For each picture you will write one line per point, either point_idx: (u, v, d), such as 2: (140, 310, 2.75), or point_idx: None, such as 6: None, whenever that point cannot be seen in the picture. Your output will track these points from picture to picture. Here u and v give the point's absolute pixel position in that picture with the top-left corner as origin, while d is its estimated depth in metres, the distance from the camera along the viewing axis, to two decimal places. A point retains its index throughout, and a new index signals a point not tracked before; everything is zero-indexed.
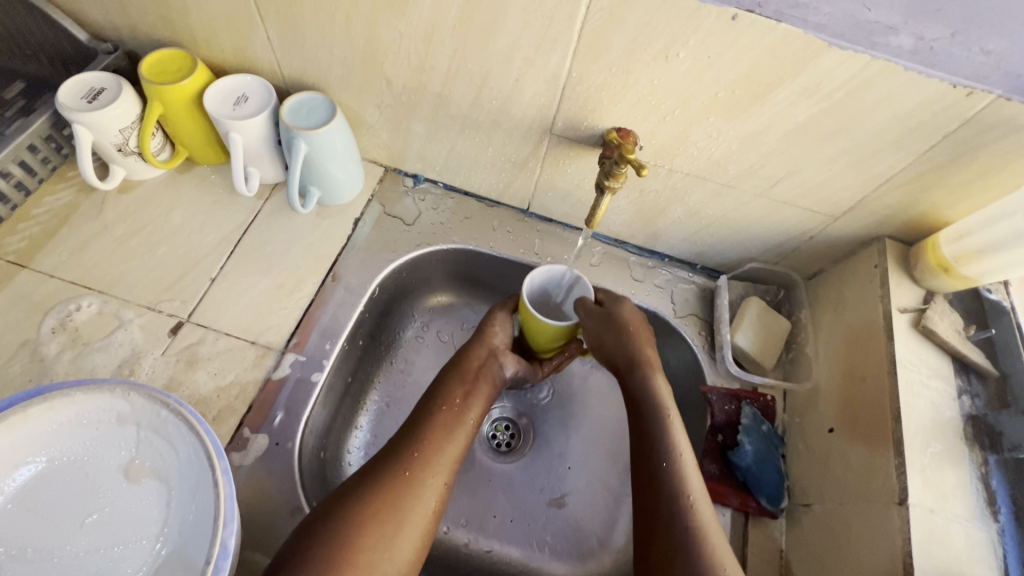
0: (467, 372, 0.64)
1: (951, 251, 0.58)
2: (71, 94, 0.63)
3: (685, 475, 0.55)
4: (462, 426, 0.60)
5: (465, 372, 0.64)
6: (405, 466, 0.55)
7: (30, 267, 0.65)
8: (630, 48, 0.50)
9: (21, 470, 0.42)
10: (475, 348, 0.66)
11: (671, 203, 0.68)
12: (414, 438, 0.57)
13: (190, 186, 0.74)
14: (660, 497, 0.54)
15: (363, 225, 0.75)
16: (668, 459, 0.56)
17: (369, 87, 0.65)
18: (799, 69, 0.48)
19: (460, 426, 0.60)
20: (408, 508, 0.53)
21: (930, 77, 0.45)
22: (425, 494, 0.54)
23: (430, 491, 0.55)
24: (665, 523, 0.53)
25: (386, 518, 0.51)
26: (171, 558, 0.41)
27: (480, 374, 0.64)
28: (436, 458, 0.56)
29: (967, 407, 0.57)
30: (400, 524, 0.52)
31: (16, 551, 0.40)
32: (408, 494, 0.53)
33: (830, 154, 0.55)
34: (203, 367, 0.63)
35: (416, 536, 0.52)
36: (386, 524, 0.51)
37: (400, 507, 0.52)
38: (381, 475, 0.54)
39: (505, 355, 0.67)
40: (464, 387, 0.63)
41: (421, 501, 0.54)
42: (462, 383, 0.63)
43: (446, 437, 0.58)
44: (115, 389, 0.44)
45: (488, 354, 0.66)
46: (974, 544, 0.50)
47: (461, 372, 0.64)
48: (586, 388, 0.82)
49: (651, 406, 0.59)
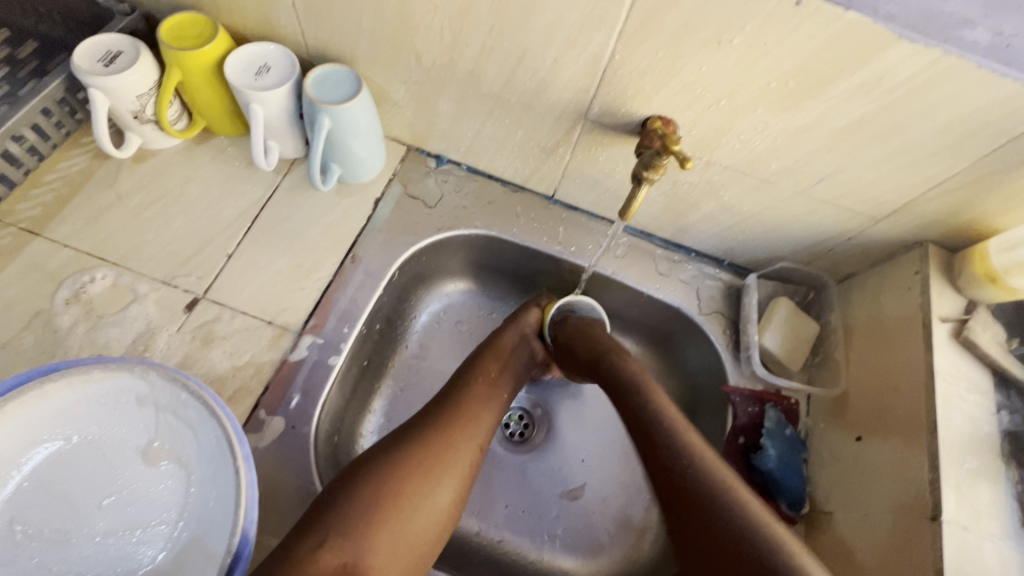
0: (501, 350, 0.65)
1: (1000, 262, 0.56)
2: (87, 57, 0.60)
3: (705, 461, 0.52)
4: (496, 399, 0.61)
5: (500, 348, 0.66)
6: (446, 425, 0.56)
7: (43, 235, 0.63)
8: (682, 31, 0.47)
9: (37, 449, 0.41)
10: (509, 330, 0.68)
11: (705, 197, 0.65)
12: (455, 401, 0.58)
13: (206, 157, 0.71)
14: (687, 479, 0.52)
15: (384, 206, 0.72)
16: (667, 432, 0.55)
17: (397, 62, 0.62)
18: (861, 62, 0.45)
19: (495, 398, 0.61)
20: (448, 465, 0.53)
21: (1003, 76, 0.42)
22: (463, 453, 0.55)
23: (469, 451, 0.55)
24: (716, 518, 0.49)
25: (427, 471, 0.52)
26: (189, 545, 0.40)
27: (512, 353, 0.66)
28: (474, 421, 0.57)
29: (1005, 423, 0.55)
30: (441, 479, 0.53)
31: (32, 531, 0.39)
32: (449, 451, 0.54)
33: (882, 154, 0.53)
34: (218, 345, 0.61)
35: (453, 492, 0.53)
36: (426, 477, 0.52)
37: (441, 461, 0.53)
38: (422, 430, 0.55)
39: (534, 341, 0.69)
40: (498, 363, 0.64)
41: (460, 457, 0.54)
42: (498, 358, 0.64)
43: (484, 405, 0.59)
44: (133, 368, 0.43)
45: (519, 339, 0.68)
46: (1007, 564, 0.49)
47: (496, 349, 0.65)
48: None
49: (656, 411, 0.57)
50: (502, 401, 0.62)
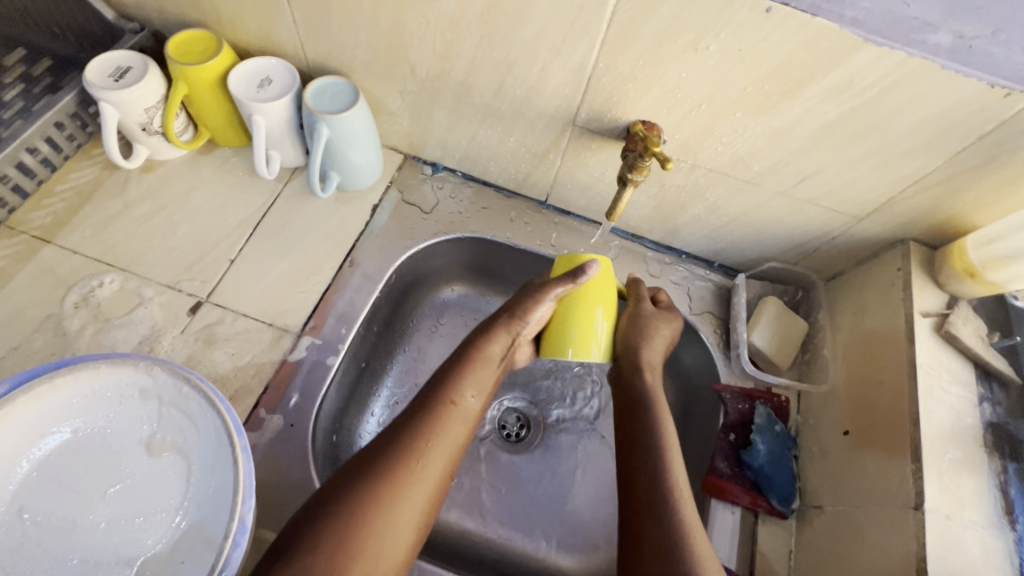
0: (486, 355, 0.58)
1: (978, 257, 0.57)
2: (98, 72, 0.63)
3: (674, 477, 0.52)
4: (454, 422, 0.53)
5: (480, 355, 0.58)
6: (415, 455, 0.50)
7: (54, 242, 0.66)
8: (661, 39, 0.50)
9: (46, 439, 0.43)
10: (502, 335, 0.59)
11: (691, 199, 0.67)
12: (426, 425, 0.52)
13: (211, 167, 0.74)
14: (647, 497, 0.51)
15: (381, 212, 0.75)
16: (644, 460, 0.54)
17: (392, 74, 0.64)
18: (831, 65, 0.47)
19: (467, 417, 0.55)
20: (404, 501, 0.48)
21: (967, 76, 0.44)
22: (415, 491, 0.49)
23: (433, 482, 0.51)
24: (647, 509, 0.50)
25: (390, 507, 0.48)
26: (189, 532, 0.42)
27: (496, 359, 0.59)
28: (439, 444, 0.52)
29: (987, 414, 0.56)
30: (402, 516, 0.48)
31: (40, 518, 0.41)
32: (408, 486, 0.49)
33: (859, 154, 0.54)
34: (220, 347, 0.63)
35: (415, 524, 0.49)
36: (388, 510, 0.48)
37: (400, 495, 0.48)
38: (389, 458, 0.50)
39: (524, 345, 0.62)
40: (477, 374, 0.57)
41: (421, 487, 0.50)
42: (484, 369, 0.57)
43: (456, 421, 0.54)
44: (138, 363, 0.45)
45: (507, 349, 0.60)
46: (990, 552, 0.50)
47: (475, 359, 0.58)
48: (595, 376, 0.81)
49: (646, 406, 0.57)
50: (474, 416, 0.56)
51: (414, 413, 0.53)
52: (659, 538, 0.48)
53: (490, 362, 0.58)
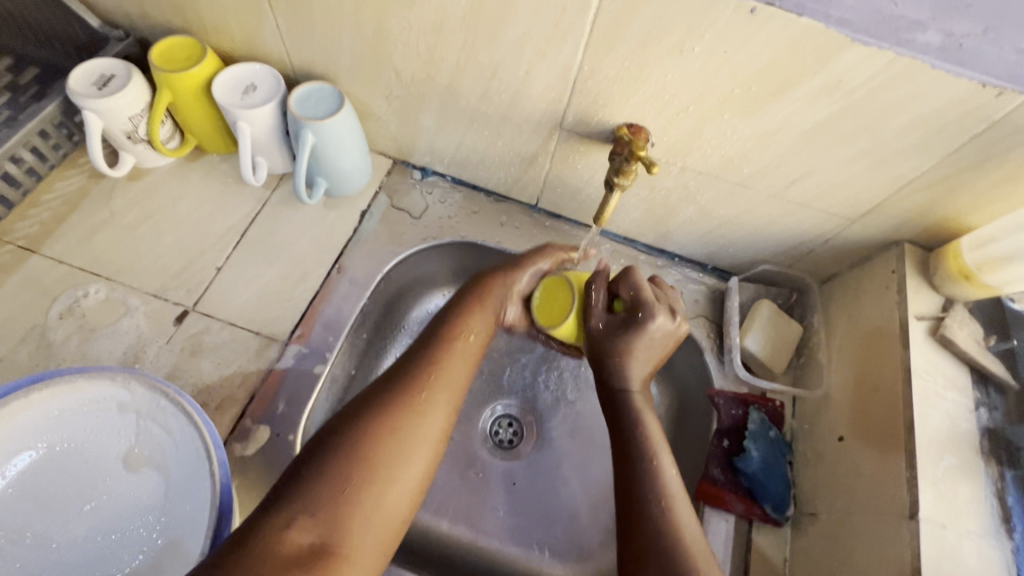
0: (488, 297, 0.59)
1: (973, 259, 0.56)
2: (81, 81, 0.63)
3: (644, 420, 0.53)
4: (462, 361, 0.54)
5: (486, 297, 0.58)
6: (414, 403, 0.49)
7: (40, 252, 0.66)
8: (645, 41, 0.49)
9: (21, 456, 0.42)
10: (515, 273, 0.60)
11: (682, 202, 0.66)
12: (425, 374, 0.51)
13: (198, 174, 0.74)
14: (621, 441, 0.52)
15: (370, 218, 0.74)
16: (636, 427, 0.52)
17: (378, 79, 0.64)
18: (818, 66, 0.46)
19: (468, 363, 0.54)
20: (416, 438, 0.47)
21: (958, 76, 0.43)
22: (426, 429, 0.48)
23: (434, 434, 0.49)
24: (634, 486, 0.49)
25: (391, 459, 0.46)
26: (166, 548, 0.41)
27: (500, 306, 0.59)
28: (443, 390, 0.51)
29: (984, 420, 0.55)
30: (403, 470, 0.46)
31: (15, 536, 0.41)
32: (418, 426, 0.48)
33: (850, 155, 0.53)
34: (206, 356, 0.63)
35: (415, 483, 0.47)
36: (388, 463, 0.45)
37: (408, 432, 0.47)
38: (388, 409, 0.48)
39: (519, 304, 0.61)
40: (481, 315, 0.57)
41: (423, 438, 0.48)
42: (486, 310, 0.58)
43: (456, 365, 0.53)
44: (115, 377, 0.44)
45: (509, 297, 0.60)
46: (987, 562, 0.49)
47: (479, 300, 0.58)
48: (582, 377, 0.80)
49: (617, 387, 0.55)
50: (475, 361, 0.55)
51: (423, 352, 0.53)
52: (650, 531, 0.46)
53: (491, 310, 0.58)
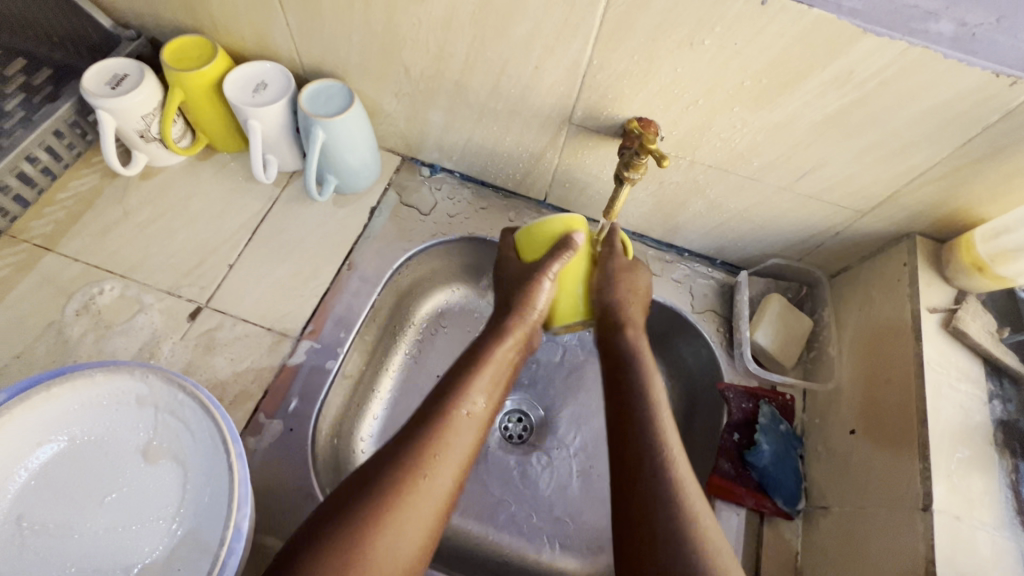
0: (492, 356, 0.57)
1: (986, 250, 0.56)
2: (95, 80, 0.64)
3: (662, 436, 0.51)
4: (472, 423, 0.52)
5: (487, 358, 0.56)
6: (419, 468, 0.48)
7: (56, 250, 0.67)
8: (655, 35, 0.49)
9: (43, 448, 0.43)
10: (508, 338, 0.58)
11: (692, 197, 0.66)
12: (431, 433, 0.50)
13: (209, 173, 0.74)
14: (636, 460, 0.50)
15: (379, 214, 0.75)
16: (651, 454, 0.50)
17: (387, 76, 0.64)
18: (830, 58, 0.46)
19: (477, 421, 0.53)
20: (420, 510, 0.46)
21: (970, 66, 0.43)
22: (430, 497, 0.47)
23: (440, 494, 0.48)
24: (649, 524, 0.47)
25: (391, 524, 0.45)
26: (185, 539, 0.42)
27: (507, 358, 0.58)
28: (448, 453, 0.50)
29: (997, 412, 0.55)
30: (405, 531, 0.45)
31: (38, 527, 0.41)
32: (423, 494, 0.47)
33: (861, 147, 0.53)
34: (220, 352, 0.63)
35: (421, 538, 0.46)
36: (390, 526, 0.45)
37: (414, 497, 0.46)
38: (392, 472, 0.47)
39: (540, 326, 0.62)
40: (486, 374, 0.55)
41: (428, 501, 0.47)
42: (491, 368, 0.56)
43: (464, 428, 0.52)
44: (134, 371, 0.45)
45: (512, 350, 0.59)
46: (1001, 554, 0.49)
47: (481, 362, 0.56)
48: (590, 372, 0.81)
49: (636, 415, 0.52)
50: (485, 419, 0.54)
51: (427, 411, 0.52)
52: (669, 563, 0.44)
53: (495, 365, 0.56)
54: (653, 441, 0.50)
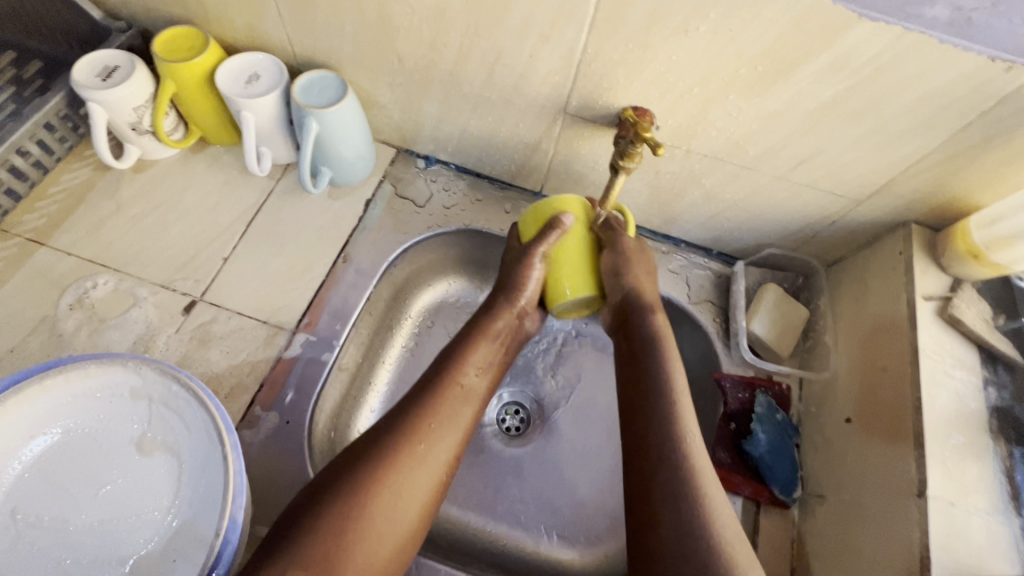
0: (492, 332, 0.61)
1: (982, 238, 0.56)
2: (85, 72, 0.63)
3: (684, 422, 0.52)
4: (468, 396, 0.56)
5: (485, 333, 0.61)
6: (419, 437, 0.51)
7: (48, 244, 0.66)
8: (649, 21, 0.48)
9: (37, 441, 0.43)
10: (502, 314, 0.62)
11: (687, 187, 0.66)
12: (431, 403, 0.54)
13: (203, 166, 0.74)
14: (655, 450, 0.51)
15: (375, 206, 0.74)
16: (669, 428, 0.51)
17: (381, 66, 0.64)
18: (825, 44, 0.45)
19: (473, 395, 0.57)
20: (418, 475, 0.50)
21: (966, 50, 0.43)
22: (428, 465, 0.51)
23: (438, 461, 0.52)
24: (655, 494, 0.49)
25: (394, 483, 0.49)
26: (181, 530, 0.42)
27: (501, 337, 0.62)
28: (449, 423, 0.54)
29: (992, 399, 0.55)
30: (405, 492, 0.49)
31: (33, 520, 0.41)
32: (422, 461, 0.51)
33: (857, 134, 0.53)
34: (215, 345, 0.63)
35: (419, 502, 0.50)
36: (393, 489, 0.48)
37: (411, 462, 0.50)
38: (394, 441, 0.50)
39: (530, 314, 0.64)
40: (482, 349, 0.60)
41: (425, 469, 0.51)
42: (486, 345, 0.60)
43: (461, 402, 0.56)
44: (127, 363, 0.45)
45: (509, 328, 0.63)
46: (996, 538, 0.49)
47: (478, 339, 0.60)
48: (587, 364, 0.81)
49: (655, 380, 0.55)
50: (480, 394, 0.58)
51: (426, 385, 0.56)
52: (673, 529, 0.46)
53: (493, 346, 0.61)
54: (674, 433, 0.51)
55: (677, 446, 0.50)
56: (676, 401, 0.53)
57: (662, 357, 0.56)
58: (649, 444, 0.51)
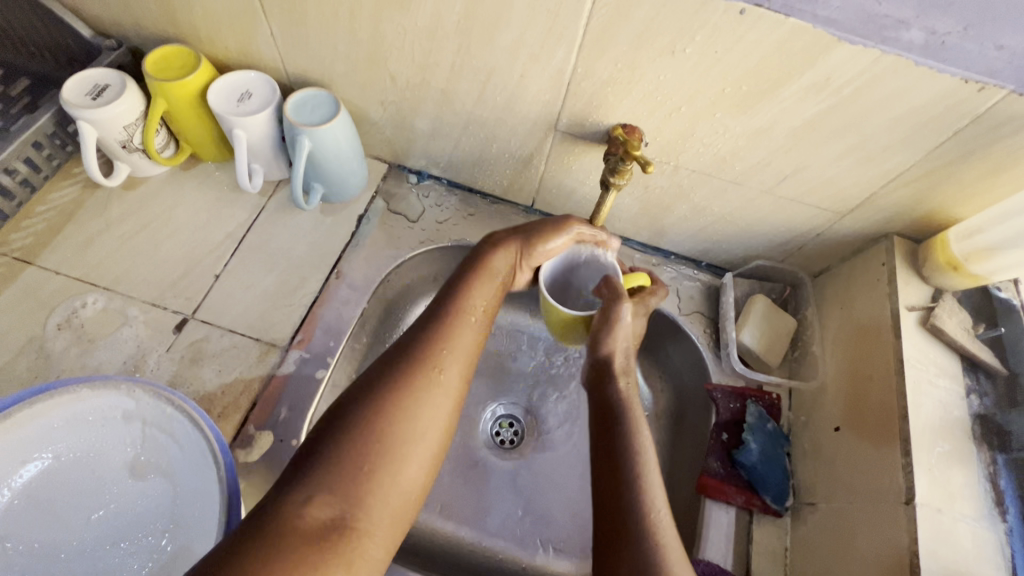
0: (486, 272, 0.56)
1: (960, 250, 0.58)
2: (76, 91, 0.63)
3: (649, 496, 0.48)
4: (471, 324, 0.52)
5: (485, 271, 0.56)
6: (431, 364, 0.48)
7: (36, 263, 0.65)
8: (637, 43, 0.50)
9: (27, 467, 0.43)
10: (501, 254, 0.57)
11: (676, 201, 0.68)
12: (434, 334, 0.50)
13: (194, 183, 0.74)
14: (622, 519, 0.47)
15: (367, 222, 0.75)
16: (630, 455, 0.50)
17: (373, 84, 0.64)
18: (808, 66, 0.47)
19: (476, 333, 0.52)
20: (431, 413, 0.45)
21: (940, 73, 0.44)
22: (437, 401, 0.46)
23: (451, 389, 0.48)
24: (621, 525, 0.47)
25: (406, 418, 0.44)
26: (176, 554, 0.41)
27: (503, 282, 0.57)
28: (455, 360, 0.49)
29: (975, 406, 0.57)
30: (421, 421, 0.45)
31: (23, 547, 0.41)
32: (428, 400, 0.46)
33: (839, 150, 0.55)
34: (207, 363, 0.63)
35: (438, 431, 0.46)
36: (406, 411, 0.44)
37: (422, 396, 0.46)
38: (395, 376, 0.46)
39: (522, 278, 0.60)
40: (484, 288, 0.55)
41: (442, 394, 0.47)
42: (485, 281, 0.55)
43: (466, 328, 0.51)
44: (120, 386, 0.45)
45: (511, 267, 0.58)
46: (982, 544, 0.50)
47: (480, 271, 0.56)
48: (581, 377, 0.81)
49: (620, 406, 0.54)
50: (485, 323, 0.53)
51: (428, 326, 0.50)
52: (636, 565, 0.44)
53: (489, 288, 0.55)
54: (638, 499, 0.47)
55: (641, 525, 0.46)
56: (635, 473, 0.49)
57: (631, 428, 0.52)
58: (617, 509, 0.47)
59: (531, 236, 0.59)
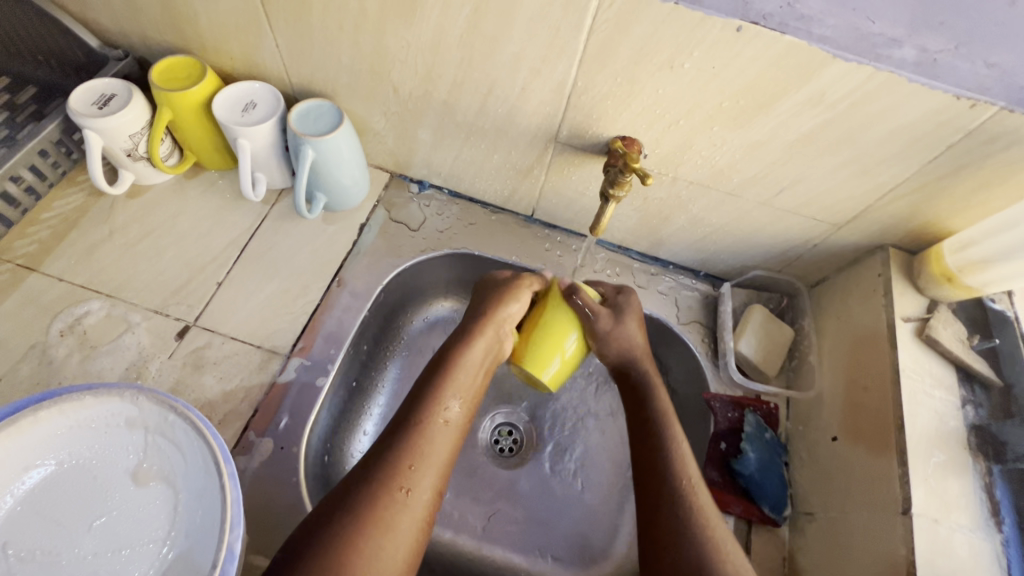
0: (469, 362, 0.59)
1: (954, 262, 0.59)
2: (83, 100, 0.64)
3: (675, 439, 0.56)
4: (450, 432, 0.54)
5: (464, 359, 0.58)
6: (398, 483, 0.49)
7: (40, 270, 0.66)
8: (637, 59, 0.51)
9: (30, 473, 0.43)
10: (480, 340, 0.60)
11: (675, 211, 0.68)
12: (406, 446, 0.51)
13: (197, 191, 0.74)
14: (662, 494, 0.53)
15: (369, 231, 0.75)
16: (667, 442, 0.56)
17: (376, 95, 0.65)
18: (803, 82, 0.48)
19: (451, 432, 0.54)
20: (399, 523, 0.47)
21: (933, 88, 0.45)
22: (412, 506, 0.49)
23: (420, 509, 0.49)
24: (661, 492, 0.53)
25: (373, 531, 0.46)
26: (176, 561, 0.41)
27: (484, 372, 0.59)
28: (424, 464, 0.51)
29: (970, 417, 0.57)
30: (389, 532, 0.47)
31: (24, 554, 0.41)
32: (398, 511, 0.48)
33: (835, 164, 0.55)
34: (209, 371, 0.63)
35: (410, 541, 0.48)
36: (372, 525, 0.46)
37: (390, 515, 0.47)
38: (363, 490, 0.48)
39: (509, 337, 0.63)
40: (464, 376, 0.57)
41: (409, 514, 0.48)
42: (464, 374, 0.58)
43: (438, 439, 0.53)
44: (124, 393, 0.45)
45: (488, 352, 0.60)
46: (978, 554, 0.50)
47: (458, 364, 0.58)
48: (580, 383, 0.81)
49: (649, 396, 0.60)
50: (460, 426, 0.55)
51: (397, 435, 0.52)
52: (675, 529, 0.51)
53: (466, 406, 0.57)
54: (676, 479, 0.53)
55: (680, 498, 0.52)
56: (687, 475, 0.54)
57: (659, 416, 0.58)
58: (660, 488, 0.53)
59: (485, 309, 0.61)
